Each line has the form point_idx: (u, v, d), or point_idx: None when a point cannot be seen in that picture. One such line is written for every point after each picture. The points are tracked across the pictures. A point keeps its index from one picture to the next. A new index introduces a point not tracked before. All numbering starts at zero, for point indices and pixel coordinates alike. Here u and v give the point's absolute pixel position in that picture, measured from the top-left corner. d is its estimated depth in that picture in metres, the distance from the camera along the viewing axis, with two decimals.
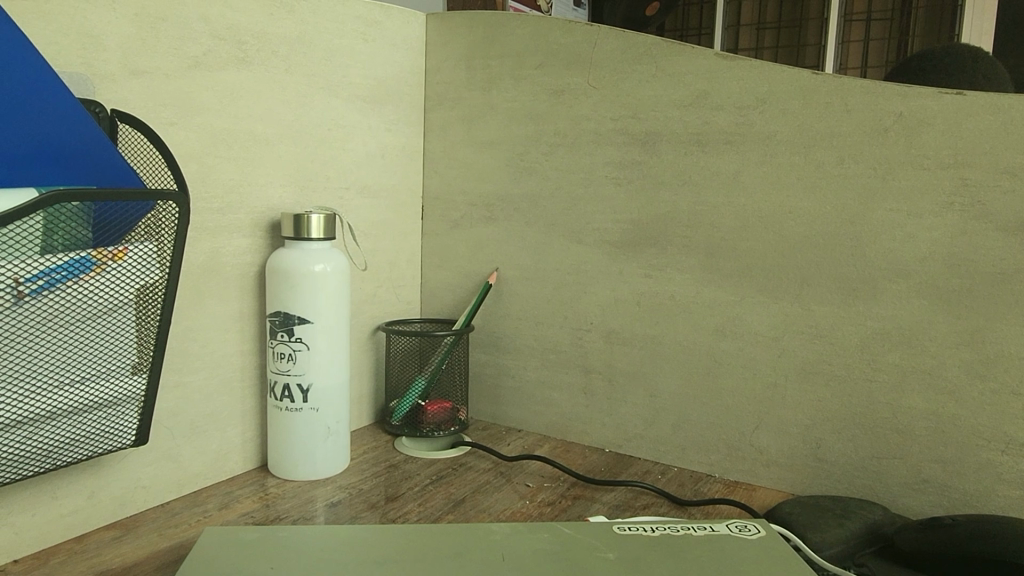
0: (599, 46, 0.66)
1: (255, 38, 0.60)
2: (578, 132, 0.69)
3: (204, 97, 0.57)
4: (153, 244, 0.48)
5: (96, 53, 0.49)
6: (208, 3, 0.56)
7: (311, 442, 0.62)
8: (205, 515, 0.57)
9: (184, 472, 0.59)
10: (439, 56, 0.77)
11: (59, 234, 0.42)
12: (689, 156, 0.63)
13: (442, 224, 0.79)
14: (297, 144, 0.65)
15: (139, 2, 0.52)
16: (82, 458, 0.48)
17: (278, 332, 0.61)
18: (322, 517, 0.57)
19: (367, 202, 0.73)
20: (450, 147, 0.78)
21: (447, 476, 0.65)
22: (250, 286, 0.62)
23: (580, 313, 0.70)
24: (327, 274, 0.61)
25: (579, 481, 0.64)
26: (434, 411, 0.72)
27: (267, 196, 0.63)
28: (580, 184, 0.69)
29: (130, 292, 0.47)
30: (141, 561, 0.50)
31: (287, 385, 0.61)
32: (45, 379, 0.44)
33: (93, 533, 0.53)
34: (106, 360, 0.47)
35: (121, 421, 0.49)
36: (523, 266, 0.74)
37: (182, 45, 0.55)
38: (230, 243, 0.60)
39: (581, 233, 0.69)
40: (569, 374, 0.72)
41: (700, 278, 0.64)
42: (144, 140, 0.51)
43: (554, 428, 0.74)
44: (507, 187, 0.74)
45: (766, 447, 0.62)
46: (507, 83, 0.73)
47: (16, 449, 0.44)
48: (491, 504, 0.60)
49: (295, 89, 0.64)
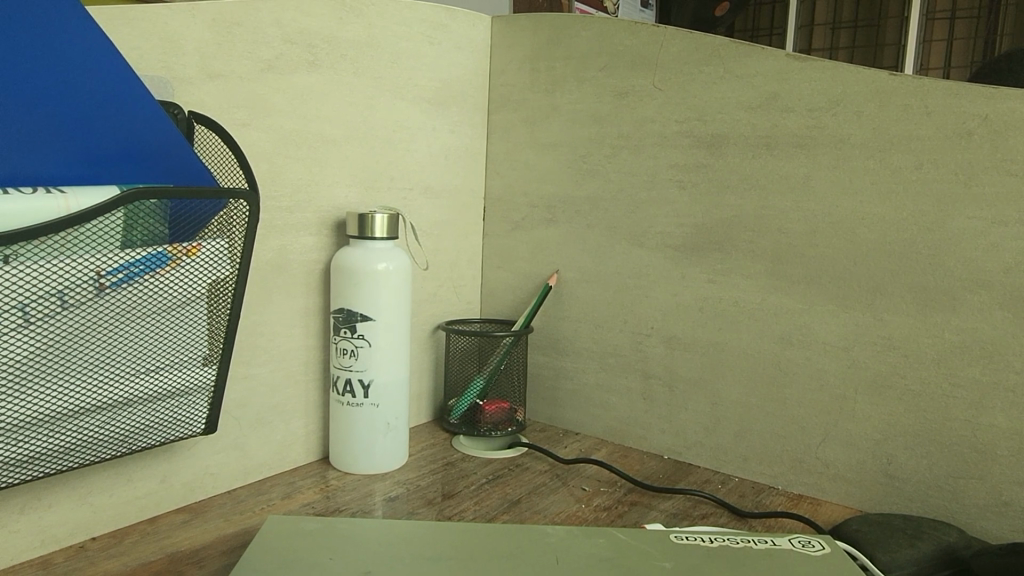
0: (665, 48, 0.66)
1: (325, 42, 0.62)
2: (642, 134, 0.68)
3: (276, 99, 0.59)
4: (225, 240, 0.50)
5: (176, 57, 0.52)
6: (282, 9, 0.58)
7: (371, 437, 0.64)
8: (269, 503, 0.59)
9: (250, 461, 0.61)
10: (504, 59, 0.77)
11: (138, 229, 0.44)
12: (756, 159, 0.61)
13: (503, 225, 0.79)
14: (363, 145, 0.66)
15: (217, 8, 0.54)
16: (155, 444, 0.50)
17: (342, 329, 0.62)
18: (380, 511, 0.58)
19: (430, 202, 0.74)
20: (513, 148, 0.78)
21: (503, 476, 0.65)
22: (316, 282, 0.64)
23: (641, 317, 0.69)
24: (389, 272, 0.62)
25: (636, 487, 0.63)
26: (491, 411, 0.73)
27: (333, 196, 0.64)
28: (643, 187, 0.68)
29: (203, 286, 0.49)
30: (209, 545, 0.52)
31: (349, 380, 0.62)
32: (123, 367, 0.46)
33: (164, 516, 0.56)
34: (178, 351, 0.49)
35: (192, 409, 0.51)
36: (583, 269, 0.73)
37: (256, 49, 0.57)
38: (297, 240, 0.62)
39: (643, 236, 0.69)
40: (627, 378, 0.71)
41: (765, 284, 0.62)
42: (218, 140, 0.54)
43: (611, 432, 0.73)
44: (569, 189, 0.74)
45: (832, 460, 0.60)
46: (571, 85, 0.72)
47: (95, 434, 0.46)
48: (546, 506, 0.60)
49: (363, 91, 0.66)
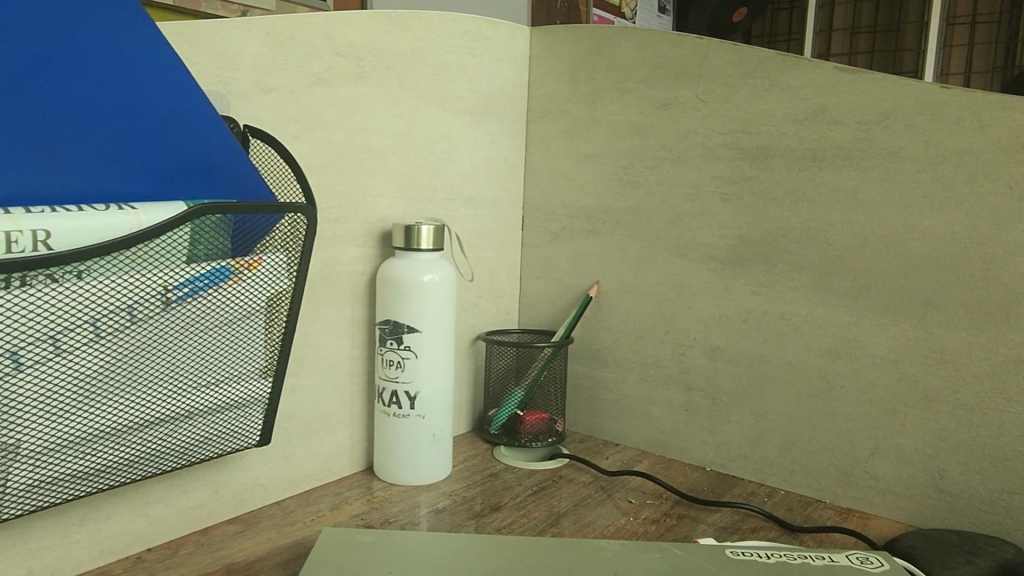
0: (710, 60, 0.65)
1: (372, 55, 0.62)
2: (685, 146, 0.68)
3: (325, 112, 0.59)
4: (284, 255, 0.50)
5: (232, 73, 0.52)
6: (332, 23, 0.59)
7: (416, 448, 0.64)
8: (318, 515, 0.59)
9: (298, 471, 0.62)
10: (543, 70, 0.78)
11: (202, 244, 0.45)
12: (803, 171, 0.61)
13: (542, 236, 0.80)
14: (408, 156, 0.67)
15: (270, 23, 0.55)
16: (212, 456, 0.51)
17: (388, 340, 0.62)
18: (429, 523, 0.58)
19: (471, 213, 0.74)
20: (553, 159, 0.78)
21: (547, 488, 0.65)
22: (362, 294, 0.64)
23: (683, 329, 0.69)
24: (435, 284, 0.62)
25: (682, 499, 0.63)
26: (531, 422, 0.73)
27: (379, 208, 0.65)
28: (686, 198, 0.68)
29: (262, 300, 0.49)
30: (265, 556, 0.52)
31: (395, 392, 0.63)
32: (186, 381, 0.47)
33: (217, 527, 0.56)
34: (237, 363, 0.49)
35: (248, 421, 0.52)
36: (624, 280, 0.73)
37: (308, 62, 0.57)
38: (345, 252, 0.62)
39: (686, 248, 0.69)
40: (669, 390, 0.71)
41: (812, 297, 0.62)
42: (274, 154, 0.54)
43: (652, 444, 0.73)
44: (609, 200, 0.74)
45: (882, 474, 0.60)
46: (612, 97, 0.72)
47: (158, 447, 0.47)
48: (594, 519, 0.60)
49: (408, 103, 0.66)
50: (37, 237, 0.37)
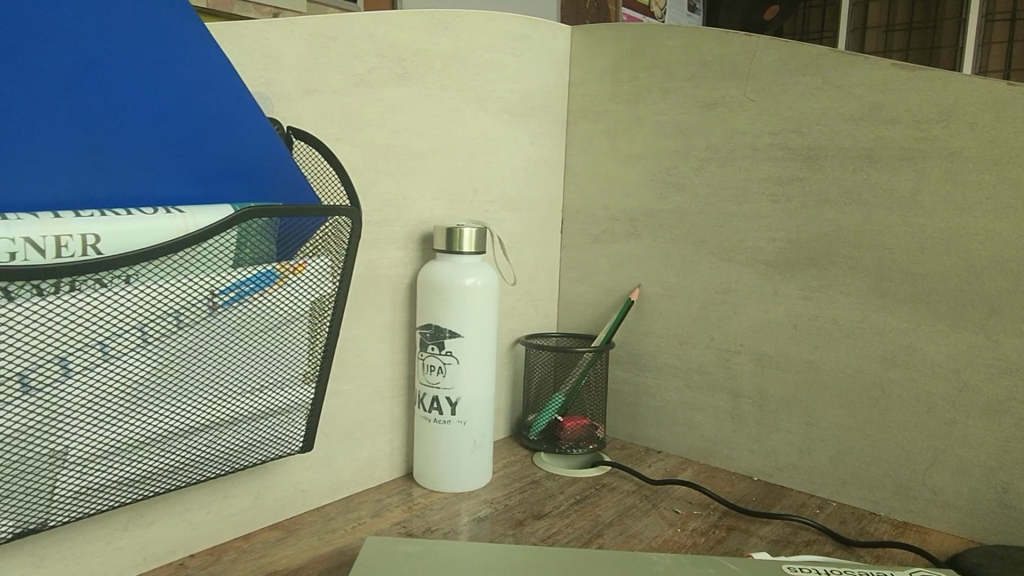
0: (759, 58, 0.64)
1: (414, 55, 0.61)
2: (732, 147, 0.66)
3: (367, 114, 0.58)
4: (328, 258, 0.49)
5: (275, 75, 0.52)
6: (374, 23, 0.58)
7: (457, 455, 0.63)
8: (359, 522, 0.58)
9: (338, 477, 0.61)
10: (584, 70, 0.76)
11: (248, 248, 0.44)
12: (858, 172, 0.59)
13: (582, 239, 0.78)
14: (448, 157, 0.66)
15: (313, 24, 0.54)
16: (256, 462, 0.50)
17: (429, 345, 0.61)
18: (471, 532, 0.57)
19: (511, 215, 0.73)
20: (593, 160, 0.77)
21: (590, 497, 0.64)
22: (402, 298, 0.63)
23: (729, 334, 0.67)
24: (477, 288, 0.61)
25: (731, 510, 0.61)
26: (572, 428, 0.72)
27: (420, 210, 0.64)
28: (733, 201, 0.66)
29: (306, 304, 0.48)
30: (308, 565, 0.51)
31: (436, 397, 0.61)
32: (232, 387, 0.46)
33: (258, 533, 0.55)
34: (280, 369, 0.49)
35: (291, 428, 0.51)
36: (667, 284, 0.71)
37: (350, 63, 0.57)
38: (386, 255, 0.61)
39: (733, 251, 0.67)
40: (714, 397, 0.69)
41: (867, 302, 0.60)
42: (318, 156, 0.53)
43: (695, 452, 0.71)
44: (652, 202, 0.72)
45: (941, 487, 0.57)
46: (656, 96, 0.71)
47: (202, 453, 0.46)
48: (640, 530, 0.58)
49: (449, 104, 0.65)
50: (86, 241, 0.36)
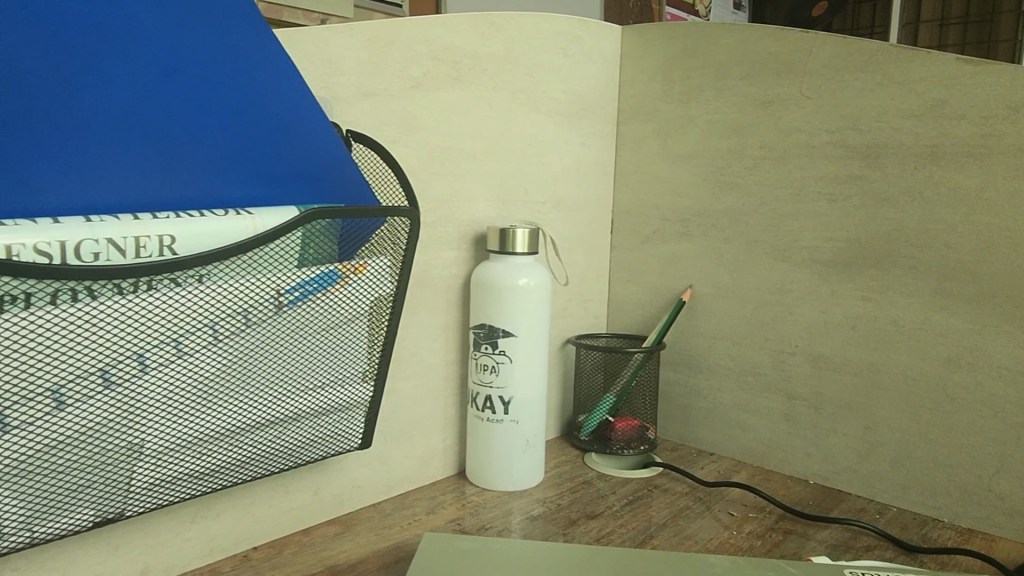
0: (815, 55, 0.63)
1: (468, 58, 0.62)
2: (787, 145, 0.65)
3: (423, 116, 0.59)
4: (387, 258, 0.50)
5: (335, 78, 0.53)
6: (429, 27, 0.59)
7: (510, 454, 0.63)
8: (415, 519, 0.59)
9: (394, 474, 0.62)
10: (634, 69, 0.76)
11: (312, 249, 0.45)
12: (920, 170, 0.58)
13: (632, 239, 0.78)
14: (501, 158, 0.66)
15: (372, 29, 0.55)
16: (317, 458, 0.51)
17: (483, 344, 0.62)
18: (524, 531, 0.57)
19: (562, 216, 0.73)
20: (644, 160, 0.76)
21: (643, 498, 0.64)
22: (455, 298, 0.64)
23: (784, 335, 0.67)
24: (530, 288, 0.61)
25: (787, 514, 0.60)
26: (622, 429, 0.71)
27: (473, 211, 0.64)
28: (788, 200, 0.65)
29: (366, 304, 0.49)
30: (367, 559, 0.52)
31: (489, 396, 0.62)
32: (296, 385, 0.47)
33: (317, 527, 0.57)
34: (341, 367, 0.50)
35: (350, 425, 0.52)
36: (720, 284, 0.71)
37: (407, 67, 0.57)
38: (440, 256, 0.62)
39: (788, 251, 0.66)
40: (769, 399, 0.68)
41: (929, 304, 0.58)
42: (378, 158, 0.54)
43: (749, 454, 0.71)
44: (704, 202, 0.72)
45: (1008, 494, 0.56)
46: (709, 95, 0.70)
47: (267, 448, 0.47)
48: (695, 531, 0.58)
49: (502, 106, 0.66)
50: (163, 241, 0.38)
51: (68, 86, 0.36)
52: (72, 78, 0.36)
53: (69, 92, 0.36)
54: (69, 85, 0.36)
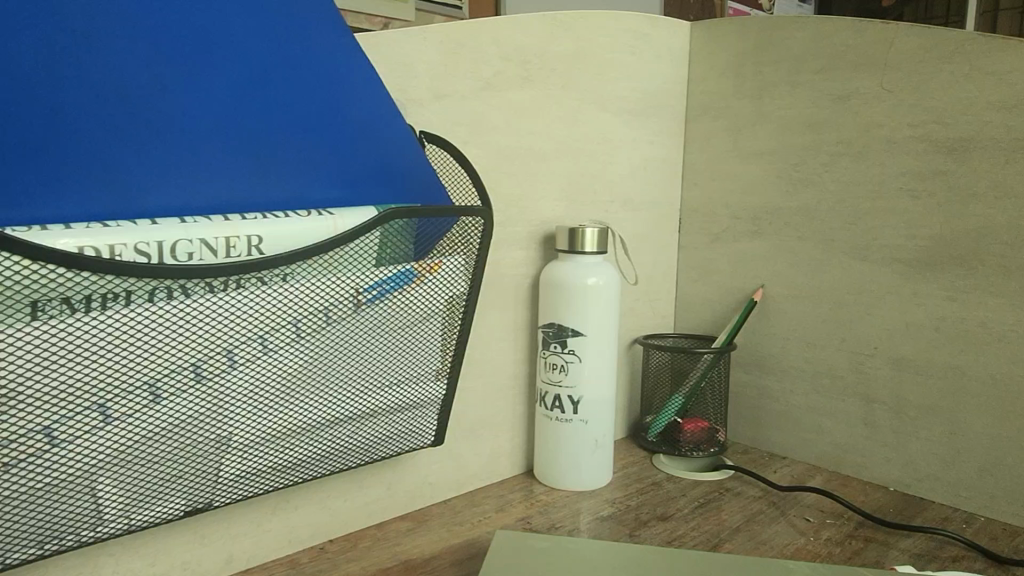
0: (897, 46, 0.61)
1: (537, 57, 0.62)
2: (866, 140, 0.63)
3: (494, 117, 0.60)
4: (461, 258, 0.50)
5: (410, 81, 0.54)
6: (500, 28, 0.59)
7: (579, 453, 0.63)
8: (484, 516, 0.59)
9: (464, 471, 0.62)
10: (704, 66, 0.75)
11: (389, 248, 0.46)
12: (1011, 165, 0.55)
13: (701, 238, 0.77)
14: (569, 158, 0.66)
15: (444, 31, 0.55)
16: (391, 454, 0.52)
17: (552, 343, 0.62)
18: (594, 531, 0.57)
19: (630, 214, 0.73)
20: (713, 157, 0.75)
21: (714, 501, 0.63)
22: (524, 297, 0.64)
23: (862, 336, 0.65)
24: (599, 287, 0.61)
25: (867, 521, 0.58)
26: (691, 431, 0.70)
27: (542, 211, 0.64)
28: (867, 197, 0.63)
29: (441, 303, 0.50)
30: (439, 555, 0.53)
31: (558, 396, 0.62)
32: (372, 382, 0.48)
33: (390, 522, 0.58)
34: (416, 365, 0.50)
35: (423, 422, 0.53)
36: (793, 283, 0.69)
37: (478, 67, 0.58)
38: (510, 256, 0.63)
39: (867, 249, 0.64)
40: (846, 402, 0.66)
41: (1021, 305, 0.55)
42: (451, 159, 0.55)
43: (825, 459, 0.69)
44: (777, 200, 0.70)
45: None
46: (782, 90, 0.69)
47: (344, 443, 0.48)
48: (770, 536, 0.56)
49: (571, 105, 0.65)
50: (251, 241, 0.39)
51: (164, 94, 0.38)
52: (168, 86, 0.38)
53: (165, 99, 0.38)
54: (166, 93, 0.38)
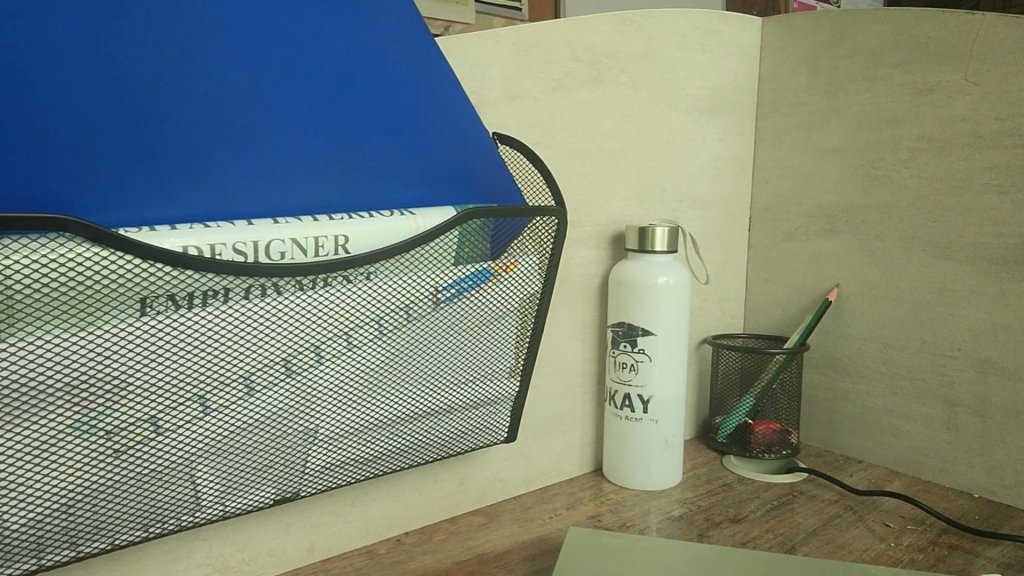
0: (983, 37, 0.58)
1: (608, 57, 0.62)
2: (949, 135, 0.61)
3: (565, 117, 0.60)
4: (536, 257, 0.51)
5: (484, 83, 0.54)
6: (572, 29, 0.59)
7: (649, 453, 0.63)
8: (555, 513, 0.60)
9: (534, 468, 0.63)
10: (775, 62, 0.73)
11: (466, 248, 0.47)
12: None
13: (773, 237, 0.76)
14: (639, 157, 0.66)
15: (517, 32, 0.56)
16: (466, 449, 0.53)
17: (622, 342, 0.62)
18: (666, 531, 0.57)
19: (699, 213, 0.72)
20: (785, 155, 0.74)
21: (788, 504, 0.62)
22: (594, 297, 0.65)
23: (943, 337, 0.63)
24: (669, 286, 0.61)
25: (950, 528, 0.57)
26: (762, 433, 0.69)
27: (612, 210, 0.65)
28: (950, 193, 0.61)
29: (515, 301, 0.51)
30: (512, 550, 0.54)
31: (628, 395, 0.62)
32: (449, 379, 0.49)
33: (463, 516, 0.59)
34: (491, 362, 0.51)
35: (497, 418, 0.53)
36: (870, 283, 0.67)
37: (549, 69, 0.58)
38: (579, 255, 0.63)
39: (949, 248, 0.61)
40: (926, 406, 0.64)
41: None
42: (526, 160, 0.56)
43: (904, 463, 0.67)
44: (853, 197, 0.68)
45: None
46: (859, 86, 0.67)
47: (422, 438, 0.50)
48: (848, 541, 0.55)
49: (640, 104, 0.65)
50: (338, 241, 0.41)
51: (261, 100, 0.40)
52: (265, 93, 0.40)
53: (261, 105, 0.40)
54: (263, 99, 0.40)
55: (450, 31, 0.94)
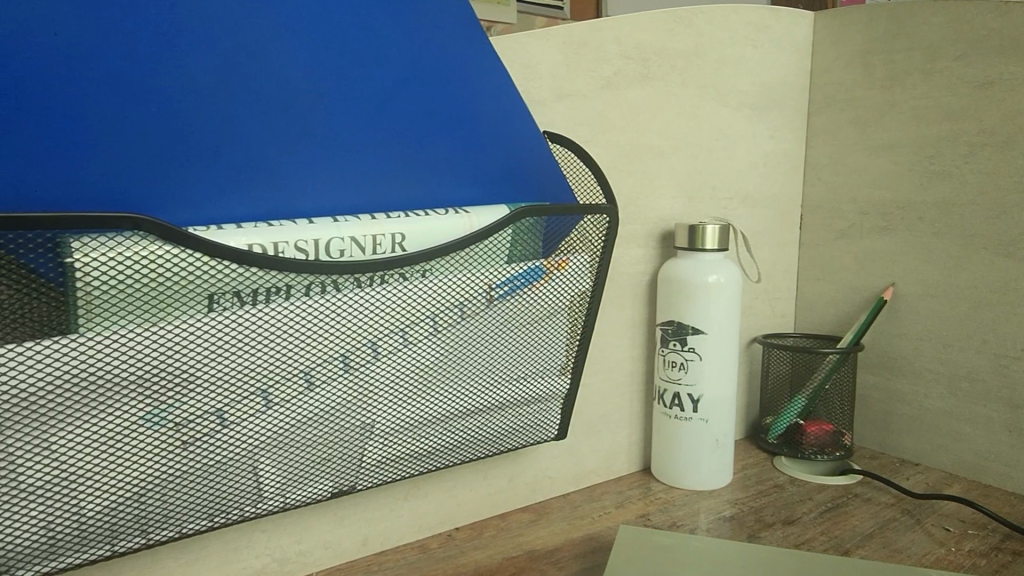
0: None
1: (657, 54, 0.62)
2: (1013, 129, 0.59)
3: (614, 115, 0.60)
4: (587, 255, 0.51)
5: (534, 83, 0.55)
6: (622, 27, 0.59)
7: (698, 452, 0.62)
8: (605, 511, 0.60)
9: (583, 466, 0.63)
10: (828, 56, 0.72)
11: (519, 247, 0.47)
12: None
13: (825, 235, 0.74)
14: (688, 154, 0.66)
15: (567, 31, 0.56)
16: (517, 446, 0.53)
17: (671, 341, 0.62)
18: (717, 531, 0.57)
19: (749, 211, 0.71)
20: (838, 151, 0.72)
21: (843, 506, 0.61)
22: (643, 295, 0.64)
23: (1006, 337, 0.61)
24: (720, 285, 0.60)
25: (1014, 534, 0.55)
26: (814, 434, 0.68)
27: (661, 208, 0.64)
28: (1014, 189, 0.60)
29: (567, 299, 0.51)
30: (563, 547, 0.54)
31: (677, 394, 0.62)
32: (501, 375, 0.50)
33: (513, 513, 0.59)
34: (543, 360, 0.51)
35: (547, 416, 0.54)
36: (927, 281, 0.66)
37: (598, 67, 0.58)
38: (628, 253, 0.63)
39: (1013, 245, 0.60)
40: (987, 408, 0.63)
41: None
42: (577, 160, 0.56)
43: (963, 467, 0.65)
44: (909, 194, 0.67)
45: None
46: (916, 80, 0.65)
47: (475, 433, 0.50)
48: (906, 545, 0.54)
49: (690, 101, 0.65)
50: (395, 239, 0.41)
51: (322, 103, 0.40)
52: (326, 95, 0.41)
53: (322, 107, 0.41)
54: (323, 102, 0.41)
55: (496, 30, 0.94)
